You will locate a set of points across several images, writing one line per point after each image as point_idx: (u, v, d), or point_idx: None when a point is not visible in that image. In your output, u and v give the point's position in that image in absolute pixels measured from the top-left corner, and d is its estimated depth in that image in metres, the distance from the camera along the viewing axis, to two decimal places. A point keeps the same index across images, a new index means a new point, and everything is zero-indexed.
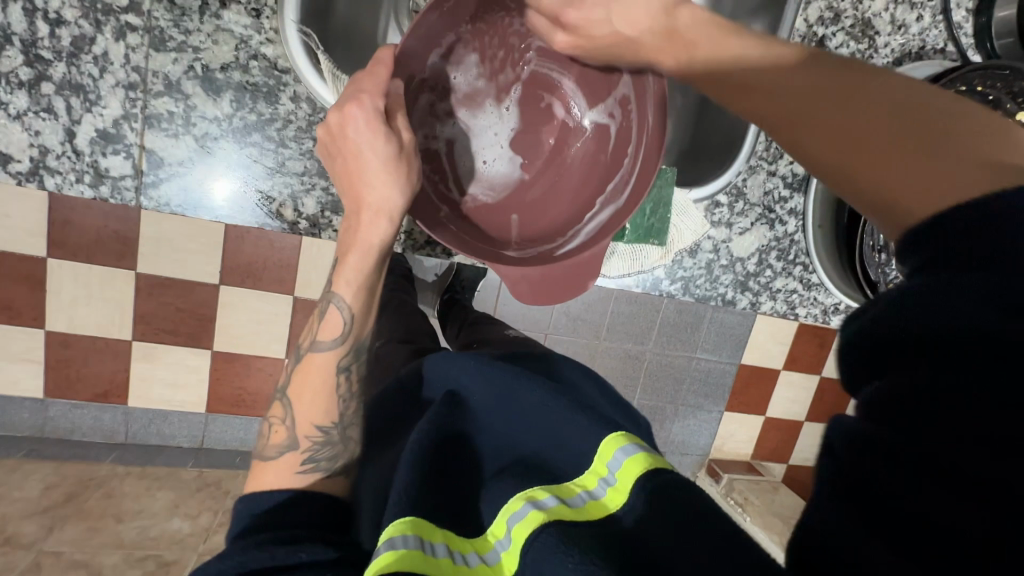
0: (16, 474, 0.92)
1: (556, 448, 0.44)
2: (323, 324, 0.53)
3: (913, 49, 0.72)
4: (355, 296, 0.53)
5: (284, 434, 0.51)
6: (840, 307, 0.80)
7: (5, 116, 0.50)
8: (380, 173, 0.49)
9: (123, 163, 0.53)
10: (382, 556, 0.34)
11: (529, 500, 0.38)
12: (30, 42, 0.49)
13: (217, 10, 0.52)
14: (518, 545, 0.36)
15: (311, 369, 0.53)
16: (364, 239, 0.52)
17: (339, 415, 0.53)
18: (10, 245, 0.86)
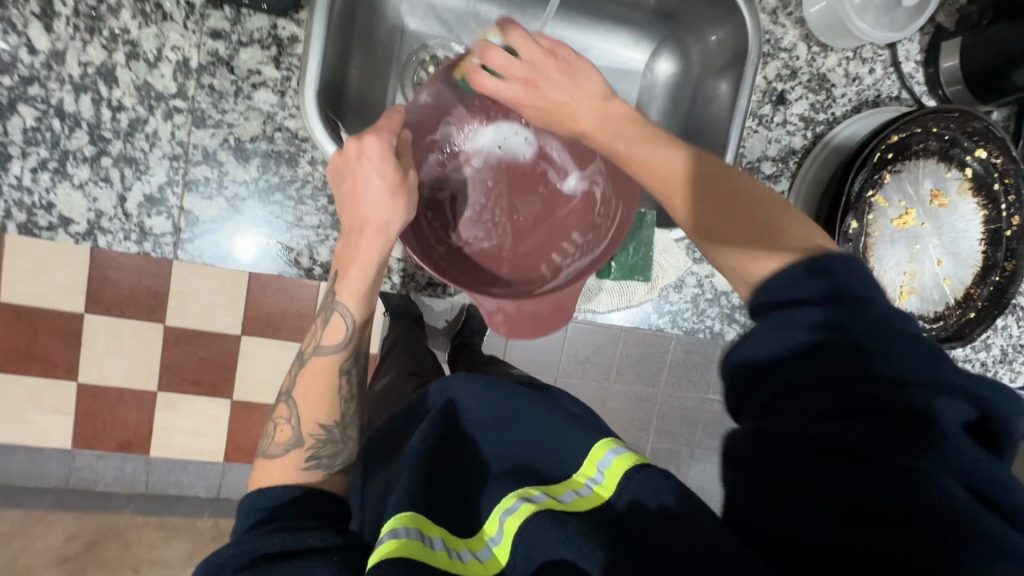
0: (40, 525, 1.00)
1: (548, 457, 0.56)
2: (328, 330, 0.61)
3: (869, 97, 0.79)
4: (357, 304, 0.61)
5: (289, 434, 0.59)
6: None
7: (70, 186, 0.59)
8: (380, 194, 0.59)
9: (165, 223, 0.62)
10: (386, 543, 0.45)
11: (522, 496, 0.50)
12: (94, 125, 0.58)
13: (249, 92, 0.61)
14: (512, 536, 0.47)
15: (316, 372, 0.61)
16: (362, 261, 0.61)
17: (339, 415, 0.61)
18: (52, 304, 0.94)
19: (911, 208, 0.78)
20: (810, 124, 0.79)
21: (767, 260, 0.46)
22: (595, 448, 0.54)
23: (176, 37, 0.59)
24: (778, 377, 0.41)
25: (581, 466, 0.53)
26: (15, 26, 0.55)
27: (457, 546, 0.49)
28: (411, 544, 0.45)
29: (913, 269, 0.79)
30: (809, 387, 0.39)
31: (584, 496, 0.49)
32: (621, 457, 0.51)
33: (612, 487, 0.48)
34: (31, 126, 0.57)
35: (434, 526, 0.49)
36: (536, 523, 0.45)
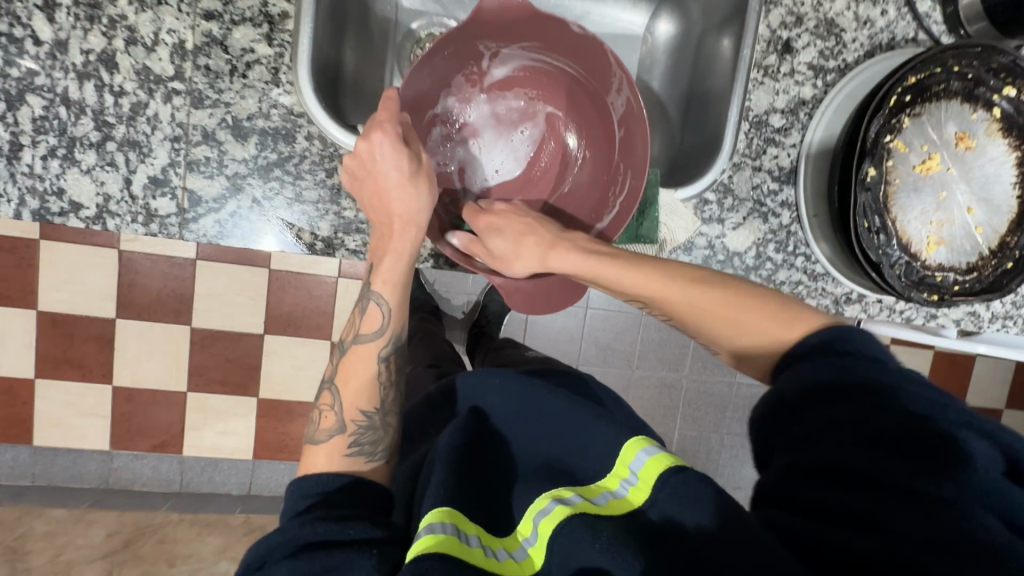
0: (82, 523, 1.02)
1: (574, 453, 0.55)
2: (364, 318, 0.59)
3: (882, 41, 0.76)
4: (392, 292, 0.59)
5: (333, 420, 0.57)
6: (852, 296, 0.80)
7: (78, 171, 0.60)
8: (400, 185, 0.57)
9: (170, 203, 0.63)
10: (423, 538, 0.45)
11: (556, 497, 0.49)
12: (97, 111, 0.60)
13: (244, 70, 0.62)
14: (545, 537, 0.46)
15: (355, 358, 0.59)
16: (387, 265, 0.59)
17: (380, 402, 0.58)
18: (86, 311, 0.99)
19: (934, 153, 0.73)
20: (820, 73, 0.75)
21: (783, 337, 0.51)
22: (626, 446, 0.52)
23: (171, 20, 0.60)
24: (800, 417, 0.43)
25: (614, 469, 0.52)
26: (20, 19, 0.58)
27: (493, 544, 0.49)
28: (448, 540, 0.45)
29: (941, 219, 0.74)
30: (825, 423, 0.41)
31: (621, 498, 0.48)
32: (654, 458, 0.49)
33: (645, 494, 0.46)
34: (39, 115, 0.59)
35: (470, 523, 0.49)
36: (574, 526, 0.44)
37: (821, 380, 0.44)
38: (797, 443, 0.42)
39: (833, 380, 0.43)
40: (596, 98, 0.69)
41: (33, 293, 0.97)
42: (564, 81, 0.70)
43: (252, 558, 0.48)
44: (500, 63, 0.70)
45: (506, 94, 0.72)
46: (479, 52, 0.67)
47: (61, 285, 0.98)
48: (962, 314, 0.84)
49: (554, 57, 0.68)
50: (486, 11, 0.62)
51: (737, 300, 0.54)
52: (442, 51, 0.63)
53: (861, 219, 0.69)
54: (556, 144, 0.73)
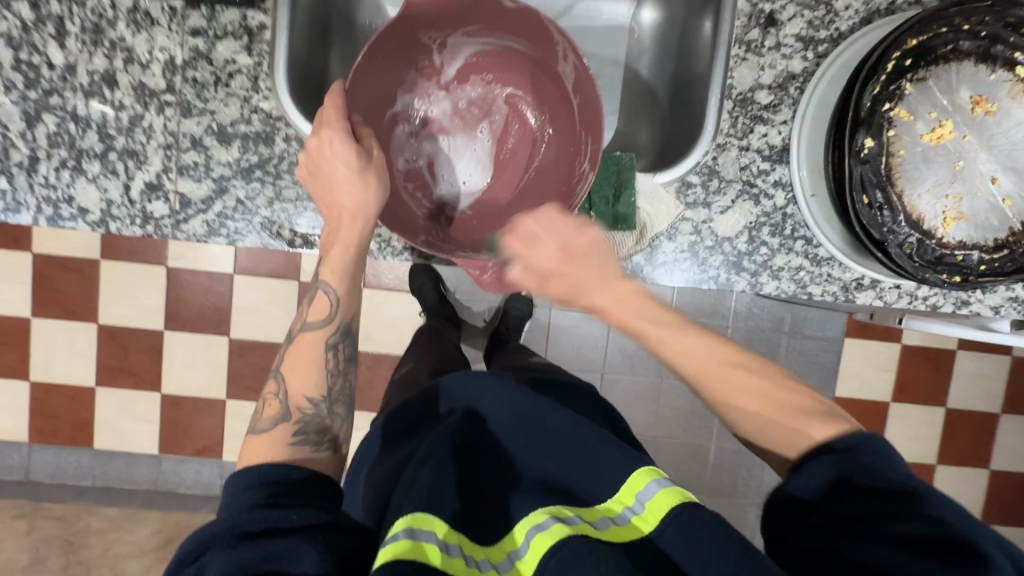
0: (131, 521, 1.39)
1: (569, 470, 0.57)
2: (313, 305, 0.62)
3: (881, 6, 0.70)
4: (340, 281, 0.62)
5: (278, 407, 0.59)
6: (862, 282, 0.74)
7: (85, 180, 0.67)
8: (348, 178, 0.60)
9: (163, 206, 0.68)
10: (401, 542, 0.45)
11: (553, 515, 0.50)
12: (100, 124, 0.66)
13: (226, 80, 0.67)
14: (538, 552, 0.47)
15: (301, 346, 0.62)
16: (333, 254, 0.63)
17: (326, 389, 0.61)
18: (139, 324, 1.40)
19: (945, 120, 0.67)
20: (810, 44, 0.71)
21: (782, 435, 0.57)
22: (635, 475, 0.54)
23: (163, 39, 0.66)
24: (819, 509, 0.49)
25: (616, 493, 0.54)
26: (37, 47, 0.65)
27: (475, 555, 0.49)
28: (427, 546, 0.46)
29: (958, 192, 0.67)
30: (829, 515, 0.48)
31: (622, 525, 0.50)
32: (665, 491, 0.50)
33: (653, 523, 0.49)
34: (53, 131, 0.66)
35: (452, 533, 0.50)
36: (575, 544, 0.46)
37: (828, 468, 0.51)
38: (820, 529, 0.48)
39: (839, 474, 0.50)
40: (551, 72, 0.69)
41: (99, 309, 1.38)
42: (515, 61, 0.71)
43: (188, 549, 0.46)
44: (451, 55, 0.71)
45: (464, 85, 0.73)
46: (425, 45, 0.69)
47: (114, 306, 1.40)
48: (1000, 299, 0.76)
49: (502, 38, 0.69)
50: (419, 3, 0.63)
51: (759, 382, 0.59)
52: (385, 44, 0.65)
53: (858, 194, 0.64)
54: (518, 125, 0.74)
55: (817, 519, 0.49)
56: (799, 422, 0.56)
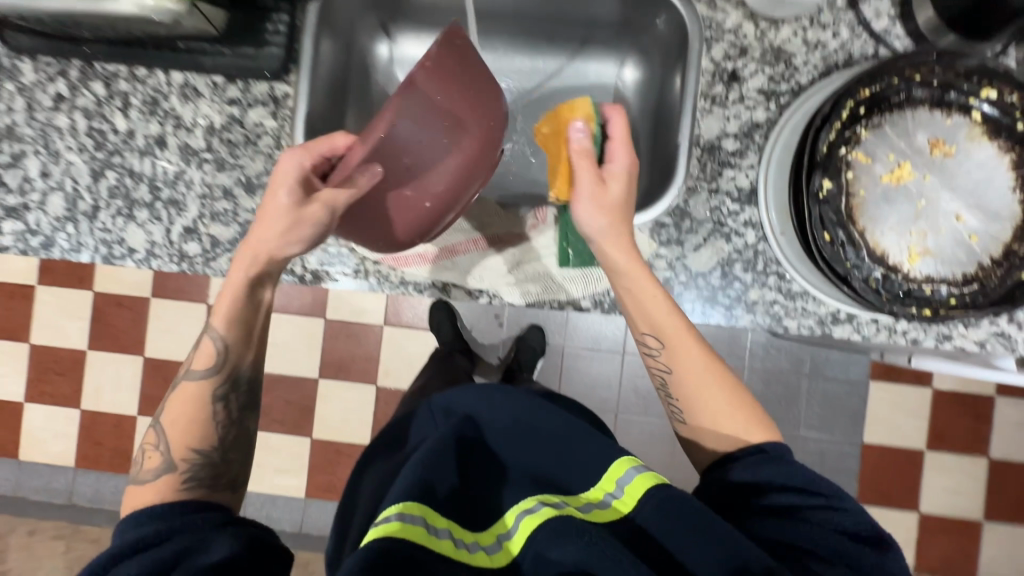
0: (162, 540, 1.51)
1: (559, 468, 0.61)
2: (200, 354, 0.68)
3: (838, 61, 0.76)
4: (225, 327, 0.68)
5: (157, 458, 0.65)
6: (838, 315, 0.76)
7: (135, 225, 0.79)
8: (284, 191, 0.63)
9: (197, 247, 0.78)
10: (393, 523, 0.50)
11: (543, 501, 0.57)
12: (151, 179, 0.79)
13: (255, 139, 0.78)
14: (529, 529, 0.54)
15: (187, 396, 0.68)
16: (232, 285, 0.67)
17: (217, 441, 0.68)
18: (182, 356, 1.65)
19: (904, 161, 0.70)
20: (772, 96, 0.77)
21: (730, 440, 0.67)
22: (614, 464, 0.59)
23: (206, 108, 0.79)
24: (760, 497, 0.60)
25: (598, 482, 0.59)
26: (106, 118, 0.79)
27: (465, 538, 0.55)
28: (415, 529, 0.51)
29: (923, 229, 0.70)
30: (774, 504, 0.59)
31: (603, 508, 0.56)
32: (641, 477, 0.56)
33: (631, 505, 0.55)
34: (113, 185, 0.79)
35: (440, 517, 0.55)
36: (562, 522, 0.52)
37: (773, 468, 0.61)
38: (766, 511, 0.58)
39: (776, 472, 0.61)
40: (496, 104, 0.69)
41: (142, 342, 1.65)
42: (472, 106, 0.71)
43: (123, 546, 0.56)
44: None
45: None
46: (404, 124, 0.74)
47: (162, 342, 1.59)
48: (986, 334, 0.75)
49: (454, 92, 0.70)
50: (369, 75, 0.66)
51: (716, 388, 0.68)
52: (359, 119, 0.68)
53: (819, 232, 0.68)
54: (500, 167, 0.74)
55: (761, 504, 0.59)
56: (727, 423, 0.67)
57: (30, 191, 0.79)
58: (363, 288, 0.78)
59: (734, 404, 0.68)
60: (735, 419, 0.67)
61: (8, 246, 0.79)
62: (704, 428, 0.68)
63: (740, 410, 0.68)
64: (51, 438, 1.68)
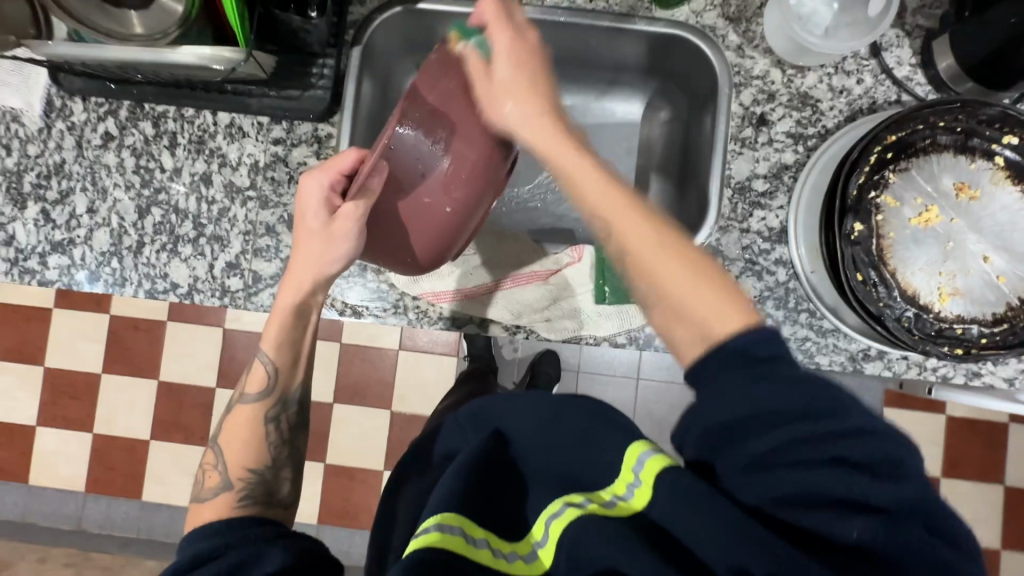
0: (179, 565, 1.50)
1: (585, 467, 0.63)
2: (251, 378, 0.73)
3: (863, 106, 0.79)
4: (273, 353, 0.72)
5: (217, 478, 0.70)
6: (870, 352, 0.77)
7: (179, 260, 0.80)
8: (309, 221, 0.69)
9: (240, 282, 0.80)
10: (430, 535, 0.55)
11: (569, 502, 0.59)
12: (195, 216, 0.81)
13: (298, 178, 0.80)
14: (558, 535, 0.57)
15: (242, 418, 0.73)
16: (280, 306, 0.72)
17: (270, 459, 0.72)
18: (197, 381, 1.65)
19: (932, 205, 0.73)
20: (800, 140, 0.79)
21: (703, 324, 0.55)
22: (630, 449, 0.60)
23: (251, 147, 0.81)
24: (757, 444, 0.50)
25: (620, 474, 0.59)
26: (153, 156, 0.81)
27: (503, 548, 0.60)
28: (454, 538, 0.56)
29: (952, 269, 0.72)
30: (775, 452, 0.49)
31: (625, 502, 0.57)
32: (652, 461, 0.56)
33: (645, 499, 0.55)
34: (159, 221, 0.81)
35: (478, 528, 0.59)
36: (583, 525, 0.54)
37: (779, 407, 0.49)
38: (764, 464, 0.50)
39: (777, 409, 0.49)
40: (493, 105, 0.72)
41: (159, 366, 1.65)
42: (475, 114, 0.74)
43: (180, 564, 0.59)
44: None
45: None
46: None
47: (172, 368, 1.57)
48: (1014, 371, 0.77)
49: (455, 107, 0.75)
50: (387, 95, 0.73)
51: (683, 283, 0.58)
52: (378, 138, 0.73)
53: (852, 271, 0.70)
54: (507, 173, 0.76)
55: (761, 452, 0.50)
56: (701, 308, 0.56)
57: (76, 227, 0.81)
58: (401, 324, 0.79)
59: (706, 294, 0.57)
60: (722, 312, 0.55)
61: (54, 280, 0.81)
62: (684, 328, 0.56)
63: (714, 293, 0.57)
64: (61, 463, 1.67)
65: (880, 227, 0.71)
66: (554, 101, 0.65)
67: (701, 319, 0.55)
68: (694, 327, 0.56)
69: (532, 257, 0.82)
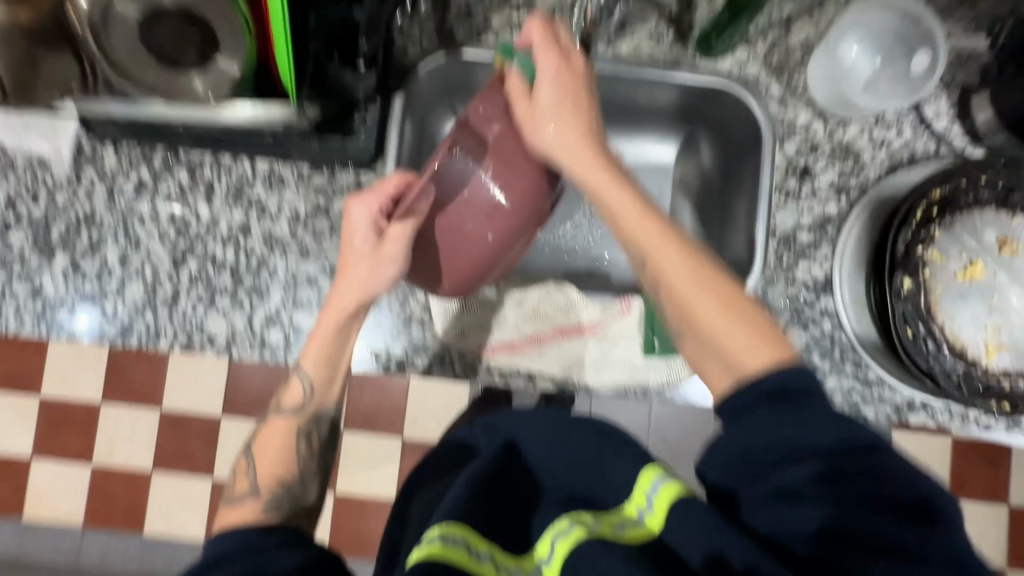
0: None
1: (598, 486, 0.60)
2: (287, 392, 0.68)
3: (903, 158, 0.80)
4: (315, 368, 0.68)
5: (247, 483, 0.66)
6: (914, 403, 0.78)
7: (216, 312, 0.78)
8: (358, 242, 0.67)
9: (280, 334, 0.78)
10: (430, 545, 0.54)
11: (573, 521, 0.56)
12: (233, 266, 0.78)
13: (341, 229, 0.79)
14: (562, 554, 0.54)
15: (273, 430, 0.69)
16: (323, 327, 0.69)
17: (299, 469, 0.68)
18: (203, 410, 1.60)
19: (976, 259, 0.74)
20: (843, 191, 0.80)
21: (729, 347, 0.60)
22: (641, 474, 0.58)
23: (291, 197, 0.79)
24: (788, 468, 0.51)
25: (630, 498, 0.57)
26: (189, 205, 0.79)
27: (507, 563, 0.57)
28: (457, 551, 0.54)
29: (996, 322, 0.74)
30: (797, 477, 0.50)
31: (637, 527, 0.54)
32: (665, 487, 0.54)
33: (658, 522, 0.53)
34: (195, 272, 0.78)
35: (484, 541, 0.57)
36: (588, 545, 0.51)
37: (812, 438, 0.51)
38: (786, 489, 0.50)
39: (811, 439, 0.51)
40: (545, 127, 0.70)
41: None
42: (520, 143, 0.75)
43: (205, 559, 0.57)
44: None
45: None
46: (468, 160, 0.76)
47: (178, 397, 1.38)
48: None
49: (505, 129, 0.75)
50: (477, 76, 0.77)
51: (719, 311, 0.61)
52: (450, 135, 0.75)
53: (902, 327, 0.70)
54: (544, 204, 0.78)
55: (785, 479, 0.51)
56: (732, 339, 0.60)
57: (108, 278, 0.78)
58: (447, 377, 0.78)
59: (741, 329, 0.60)
60: (750, 342, 0.59)
61: (82, 334, 0.77)
62: (707, 342, 0.61)
63: (747, 331, 0.60)
64: None
65: (927, 279, 0.72)
66: (595, 134, 0.68)
67: (726, 346, 0.60)
68: (717, 351, 0.61)
69: (580, 309, 0.80)
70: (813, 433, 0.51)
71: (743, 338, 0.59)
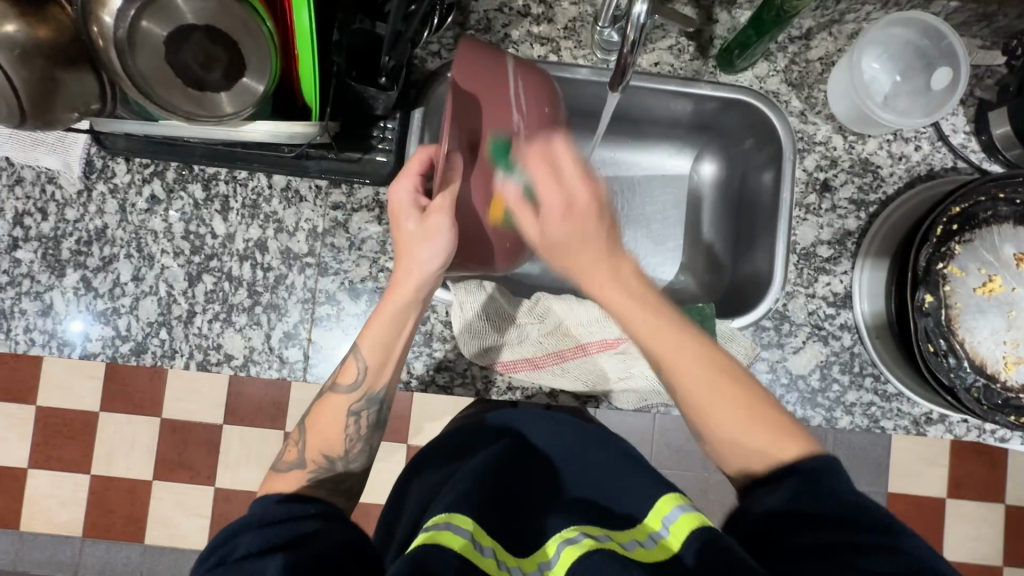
0: None
1: (614, 494, 0.60)
2: (343, 371, 0.67)
3: (921, 172, 0.81)
4: (370, 349, 0.67)
5: (296, 453, 0.65)
6: (932, 417, 0.78)
7: (233, 330, 0.76)
8: (407, 226, 0.67)
9: (298, 352, 0.76)
10: (434, 532, 0.48)
11: (583, 532, 0.52)
12: (250, 283, 0.77)
13: (359, 245, 0.78)
14: (567, 559, 0.49)
15: (328, 405, 0.67)
16: (380, 313, 0.67)
17: (345, 450, 0.66)
18: None
19: (994, 275, 0.75)
20: (862, 206, 0.81)
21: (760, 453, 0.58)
22: (660, 501, 0.56)
23: (309, 212, 0.78)
24: (797, 534, 0.50)
25: (644, 520, 0.55)
26: (204, 221, 0.77)
27: (508, 561, 0.51)
28: (461, 541, 0.48)
29: (1014, 337, 0.74)
30: (809, 541, 0.49)
31: (648, 547, 0.51)
32: (685, 517, 0.52)
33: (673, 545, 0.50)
34: (210, 289, 0.77)
35: (486, 535, 0.51)
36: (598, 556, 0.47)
37: (819, 507, 0.51)
38: (797, 550, 0.49)
39: (817, 507, 0.51)
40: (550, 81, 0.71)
41: None
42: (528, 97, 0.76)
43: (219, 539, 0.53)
44: None
45: None
46: None
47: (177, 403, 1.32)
48: None
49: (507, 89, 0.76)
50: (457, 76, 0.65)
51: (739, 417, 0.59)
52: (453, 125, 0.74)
53: (924, 343, 0.70)
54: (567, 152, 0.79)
55: (796, 541, 0.49)
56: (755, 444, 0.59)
57: (120, 296, 0.76)
58: (469, 394, 0.78)
59: (767, 442, 0.58)
60: (739, 417, 0.59)
61: (96, 353, 0.75)
62: (730, 447, 0.60)
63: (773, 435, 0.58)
64: None
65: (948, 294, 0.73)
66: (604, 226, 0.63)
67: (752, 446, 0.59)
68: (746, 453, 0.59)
69: (602, 326, 0.79)
70: (818, 505, 0.51)
71: (773, 445, 0.58)
